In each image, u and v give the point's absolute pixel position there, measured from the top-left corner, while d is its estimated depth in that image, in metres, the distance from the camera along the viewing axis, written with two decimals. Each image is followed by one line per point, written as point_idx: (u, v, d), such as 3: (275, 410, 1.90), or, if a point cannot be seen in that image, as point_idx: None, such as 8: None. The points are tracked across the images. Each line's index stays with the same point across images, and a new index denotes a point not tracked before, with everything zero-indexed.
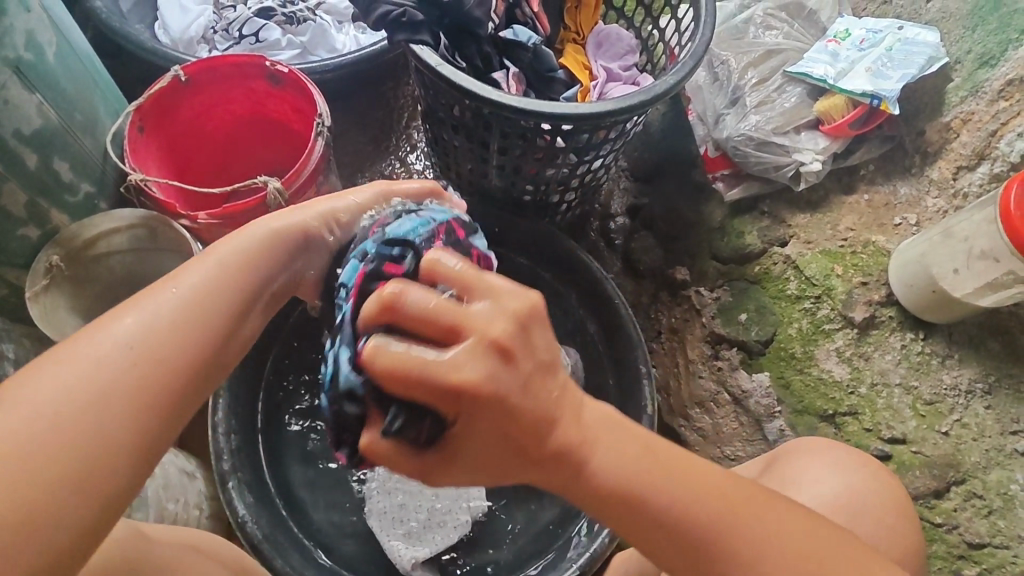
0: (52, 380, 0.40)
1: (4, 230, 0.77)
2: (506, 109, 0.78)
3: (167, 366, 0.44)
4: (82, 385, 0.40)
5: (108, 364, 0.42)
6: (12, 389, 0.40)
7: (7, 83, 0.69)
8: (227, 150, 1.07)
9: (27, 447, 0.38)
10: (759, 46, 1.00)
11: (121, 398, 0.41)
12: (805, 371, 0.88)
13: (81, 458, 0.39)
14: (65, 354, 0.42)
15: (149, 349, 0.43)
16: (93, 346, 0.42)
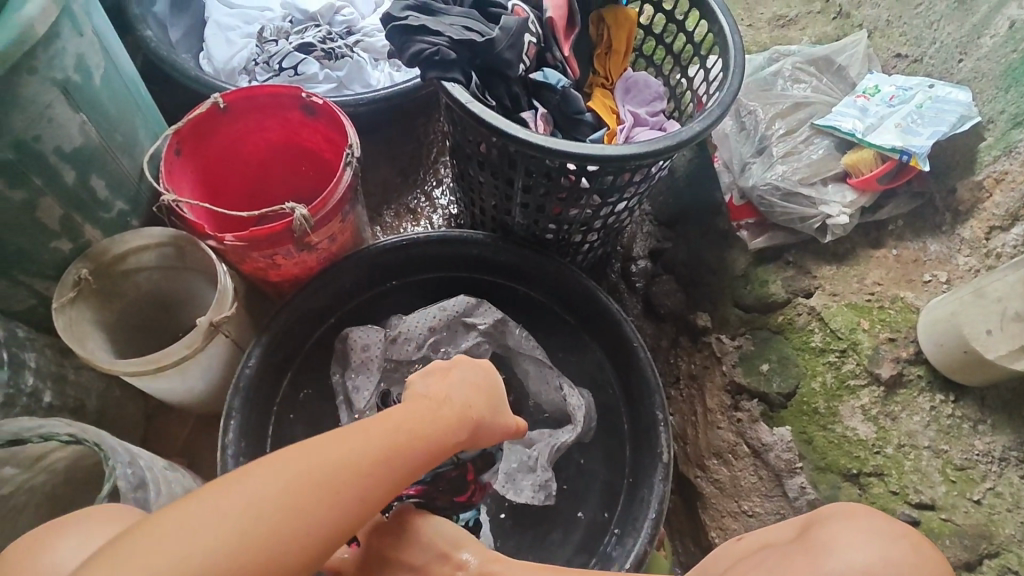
0: (269, 483, 0.49)
1: (37, 242, 0.78)
2: (533, 148, 0.79)
3: (334, 505, 0.50)
4: (289, 495, 0.48)
5: (300, 484, 0.49)
6: (243, 479, 0.49)
7: (54, 102, 0.70)
8: (261, 177, 1.10)
9: (235, 536, 0.46)
10: (787, 98, 1.00)
11: (314, 517, 0.49)
12: (829, 427, 0.85)
13: (267, 552, 0.47)
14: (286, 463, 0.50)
15: (343, 478, 0.51)
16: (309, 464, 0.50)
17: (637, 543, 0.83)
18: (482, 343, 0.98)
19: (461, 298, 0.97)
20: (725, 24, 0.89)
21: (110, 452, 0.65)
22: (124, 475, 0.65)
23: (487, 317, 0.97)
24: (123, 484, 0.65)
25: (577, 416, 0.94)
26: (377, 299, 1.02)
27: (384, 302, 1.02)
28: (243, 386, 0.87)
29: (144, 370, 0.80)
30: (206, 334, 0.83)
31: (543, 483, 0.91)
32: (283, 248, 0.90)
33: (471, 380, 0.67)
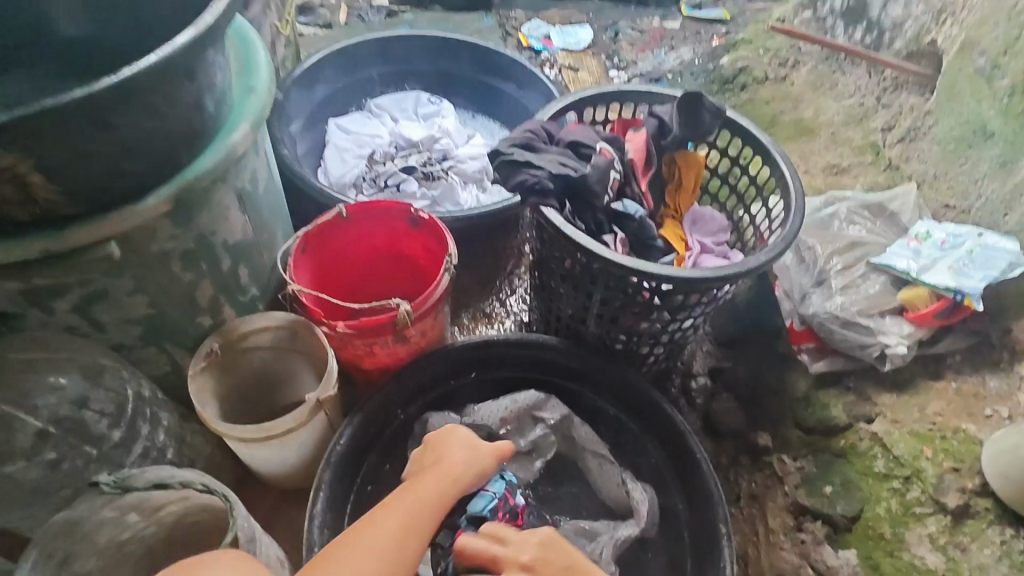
0: (353, 558, 0.65)
1: (187, 318, 0.91)
2: (615, 265, 0.90)
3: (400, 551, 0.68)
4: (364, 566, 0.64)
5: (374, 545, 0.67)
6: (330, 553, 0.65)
7: (232, 205, 0.85)
8: (362, 277, 1.25)
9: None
10: (843, 238, 1.10)
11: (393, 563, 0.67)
12: (897, 556, 0.86)
13: None
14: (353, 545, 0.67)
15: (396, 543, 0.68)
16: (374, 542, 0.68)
17: None
18: (549, 436, 1.04)
19: (532, 392, 1.05)
20: (786, 171, 1.02)
21: (235, 504, 0.73)
22: (241, 528, 0.72)
23: (556, 411, 1.04)
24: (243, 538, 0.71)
25: (640, 512, 0.98)
26: (456, 392, 1.11)
27: (461, 396, 1.11)
28: (332, 462, 0.95)
29: (256, 436, 0.90)
30: (311, 409, 0.93)
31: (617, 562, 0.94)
32: (383, 338, 1.02)
33: (455, 441, 0.87)
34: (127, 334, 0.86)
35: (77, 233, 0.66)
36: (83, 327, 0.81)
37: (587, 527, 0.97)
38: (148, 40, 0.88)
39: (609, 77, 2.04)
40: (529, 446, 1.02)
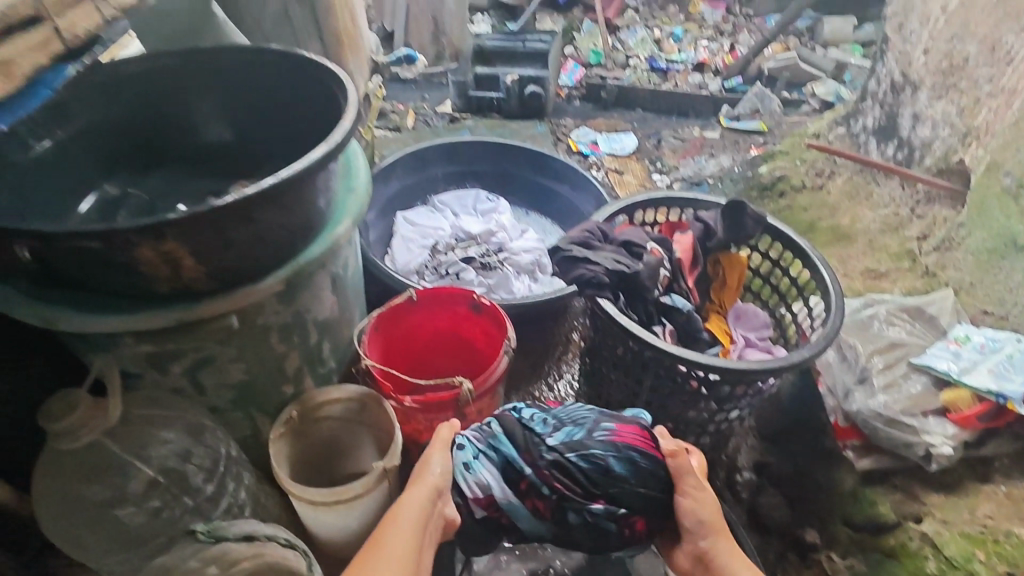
0: None
1: (275, 386, 1.01)
2: (666, 354, 0.97)
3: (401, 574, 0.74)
4: None
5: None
6: None
7: (326, 287, 0.97)
8: (423, 357, 1.34)
9: None
10: (883, 338, 1.15)
11: None
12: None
13: None
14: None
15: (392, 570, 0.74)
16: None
17: None
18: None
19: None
20: (826, 274, 1.09)
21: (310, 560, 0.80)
22: None
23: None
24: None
25: None
26: None
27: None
28: None
29: (328, 498, 0.97)
30: (377, 477, 1.00)
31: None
32: (444, 414, 1.09)
33: (429, 452, 0.91)
34: (223, 398, 0.96)
35: (209, 304, 0.78)
36: (188, 389, 0.91)
37: None
38: (280, 152, 1.01)
39: (653, 180, 2.19)
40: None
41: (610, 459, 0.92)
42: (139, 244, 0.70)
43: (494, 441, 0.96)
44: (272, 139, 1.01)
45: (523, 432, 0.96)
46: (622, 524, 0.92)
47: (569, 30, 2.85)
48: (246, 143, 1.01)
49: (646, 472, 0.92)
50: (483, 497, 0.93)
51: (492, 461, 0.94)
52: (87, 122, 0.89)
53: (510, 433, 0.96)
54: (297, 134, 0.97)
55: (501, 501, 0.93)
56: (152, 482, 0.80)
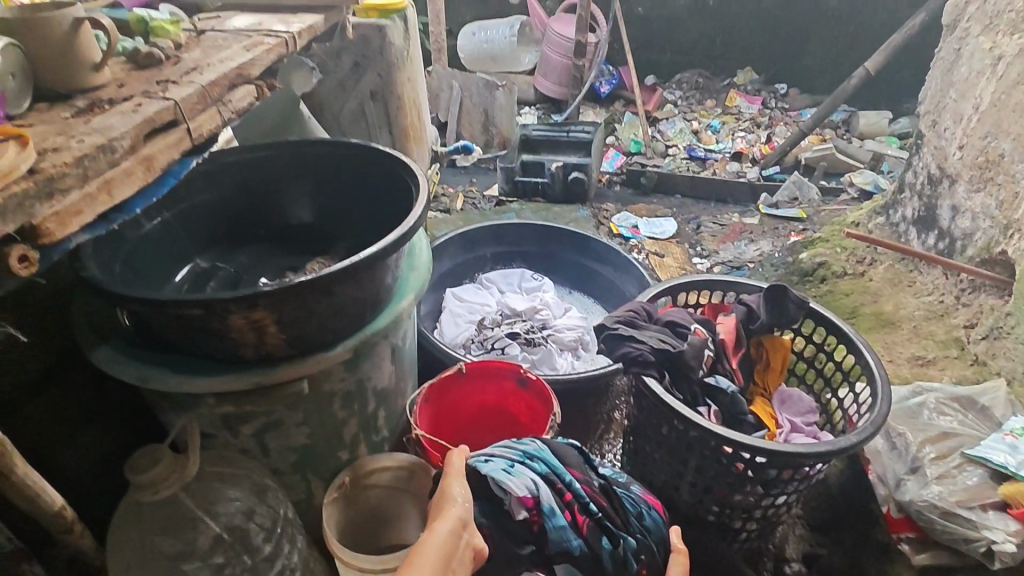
0: None
1: (331, 451, 1.06)
2: (711, 433, 0.99)
3: None
4: None
5: None
6: None
7: (387, 357, 1.04)
8: (469, 429, 1.38)
9: None
10: (934, 426, 1.13)
11: None
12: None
13: None
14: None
15: None
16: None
17: None
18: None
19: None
20: (871, 360, 1.10)
21: None
22: None
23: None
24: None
25: None
26: None
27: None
28: None
29: (378, 566, 0.98)
30: None
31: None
32: None
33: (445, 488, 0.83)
34: (284, 460, 1.01)
35: (284, 368, 0.86)
36: (253, 449, 0.96)
37: None
38: (360, 233, 1.11)
39: (693, 263, 2.25)
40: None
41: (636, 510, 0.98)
42: (233, 312, 0.78)
43: (542, 453, 0.96)
44: (352, 221, 1.12)
45: (572, 456, 0.99)
46: (638, 571, 0.93)
47: (611, 121, 3.02)
48: (323, 225, 1.13)
49: (659, 535, 0.97)
50: (530, 495, 0.89)
51: (538, 468, 0.94)
52: (188, 206, 1.01)
53: (559, 453, 0.98)
54: (376, 216, 1.08)
55: (548, 499, 0.90)
56: (218, 538, 0.85)
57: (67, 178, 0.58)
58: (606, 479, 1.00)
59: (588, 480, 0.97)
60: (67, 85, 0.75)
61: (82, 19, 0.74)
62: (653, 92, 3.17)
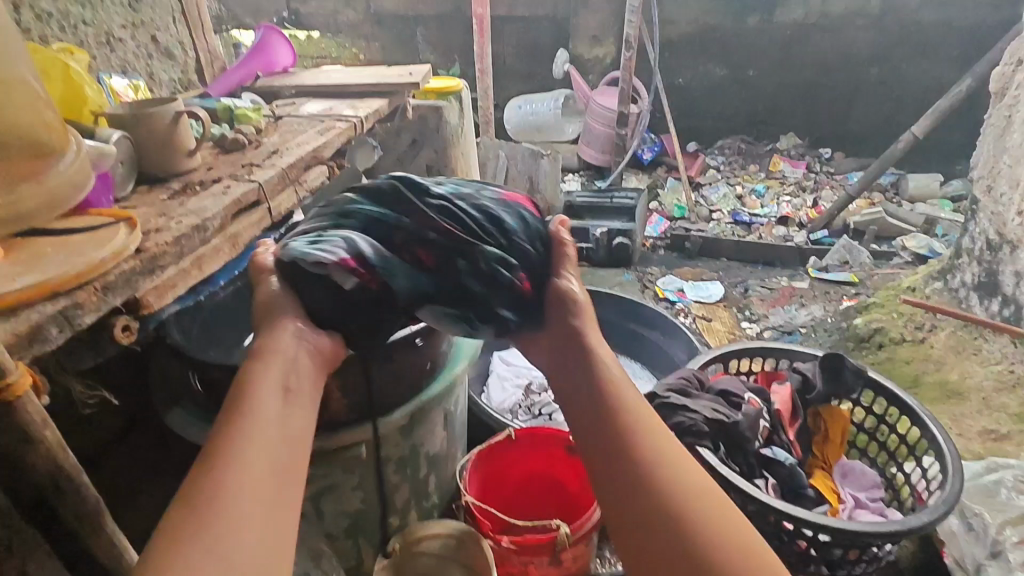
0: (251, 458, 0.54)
1: (383, 516, 1.07)
2: (771, 508, 0.96)
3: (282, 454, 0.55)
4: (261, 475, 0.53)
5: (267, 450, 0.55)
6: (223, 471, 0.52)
7: (439, 422, 1.06)
8: (517, 496, 1.36)
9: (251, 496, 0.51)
10: (1014, 507, 1.06)
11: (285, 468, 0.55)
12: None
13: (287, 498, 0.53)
14: (227, 469, 0.52)
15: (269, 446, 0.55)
16: (249, 449, 0.54)
17: None
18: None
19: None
20: (937, 433, 1.06)
21: None
22: None
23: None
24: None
25: None
26: None
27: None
28: None
29: None
30: None
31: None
32: (539, 558, 1.10)
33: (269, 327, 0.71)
34: (337, 524, 1.02)
35: (344, 433, 0.89)
36: (309, 513, 0.98)
37: None
38: None
39: (742, 327, 2.21)
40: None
41: (528, 226, 0.83)
42: None
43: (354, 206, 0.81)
44: None
45: (394, 190, 0.82)
46: (515, 277, 0.80)
47: (654, 186, 3.08)
48: None
49: (543, 235, 0.84)
50: (344, 257, 0.74)
51: (355, 222, 0.80)
52: None
53: (375, 193, 0.82)
54: None
55: (376, 253, 0.76)
56: None
57: (167, 256, 0.66)
58: (505, 209, 0.83)
59: (456, 227, 0.81)
60: (165, 170, 0.85)
61: (180, 112, 0.84)
62: (696, 158, 3.22)
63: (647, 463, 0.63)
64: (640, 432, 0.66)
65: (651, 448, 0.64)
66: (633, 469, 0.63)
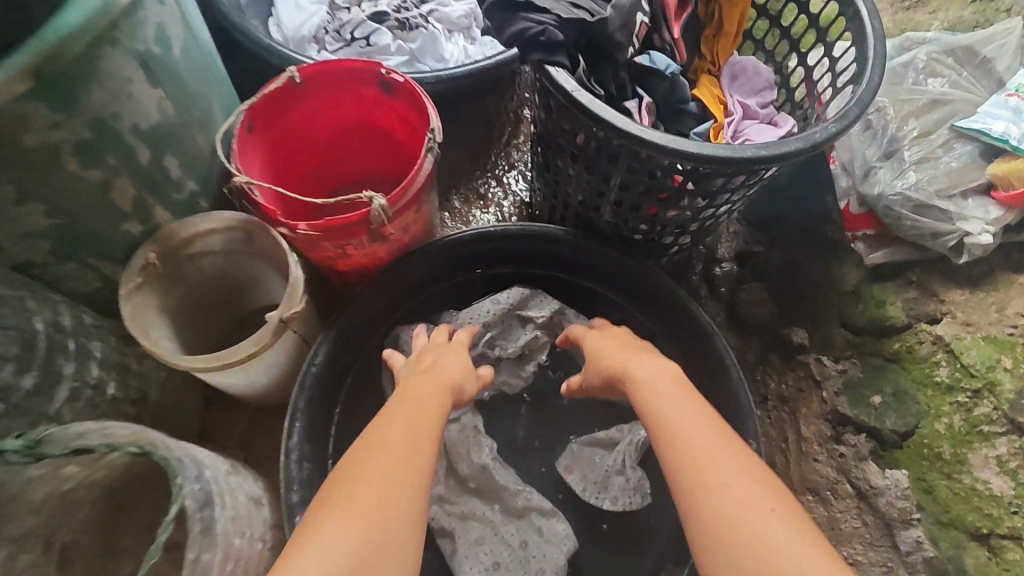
0: (373, 472, 0.58)
1: (109, 223, 0.73)
2: (642, 144, 0.69)
3: (416, 464, 0.60)
4: (381, 491, 0.56)
5: (390, 456, 0.59)
6: (343, 482, 0.58)
7: (133, 75, 0.65)
8: (331, 154, 1.03)
9: (350, 506, 0.55)
10: (921, 95, 0.85)
11: (380, 478, 0.57)
12: (988, 515, 0.74)
13: (419, 516, 0.57)
14: (335, 503, 0.56)
15: (385, 452, 0.60)
16: (357, 484, 0.57)
17: None
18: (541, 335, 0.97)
19: (516, 289, 0.96)
20: (863, 7, 0.76)
21: (177, 466, 0.61)
22: (191, 494, 0.61)
23: (544, 307, 0.96)
24: (190, 504, 0.61)
25: None
26: (427, 297, 1.00)
27: (441, 306, 1.01)
28: (307, 386, 0.85)
29: (213, 366, 0.76)
30: (274, 331, 0.78)
31: (537, 507, 0.87)
32: (357, 238, 0.85)
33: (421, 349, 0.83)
34: (31, 250, 0.69)
35: None
36: None
37: (602, 438, 0.92)
38: None
39: None
40: (517, 351, 0.96)
41: None
42: None
43: None
44: None
45: None
46: None
47: None
48: None
49: None
50: None
51: None
52: None
53: None
54: None
55: None
56: None
57: None
58: None
59: None
60: None
61: None
62: None
63: (712, 481, 0.56)
64: (679, 409, 0.62)
65: (704, 442, 0.59)
66: (687, 462, 0.58)
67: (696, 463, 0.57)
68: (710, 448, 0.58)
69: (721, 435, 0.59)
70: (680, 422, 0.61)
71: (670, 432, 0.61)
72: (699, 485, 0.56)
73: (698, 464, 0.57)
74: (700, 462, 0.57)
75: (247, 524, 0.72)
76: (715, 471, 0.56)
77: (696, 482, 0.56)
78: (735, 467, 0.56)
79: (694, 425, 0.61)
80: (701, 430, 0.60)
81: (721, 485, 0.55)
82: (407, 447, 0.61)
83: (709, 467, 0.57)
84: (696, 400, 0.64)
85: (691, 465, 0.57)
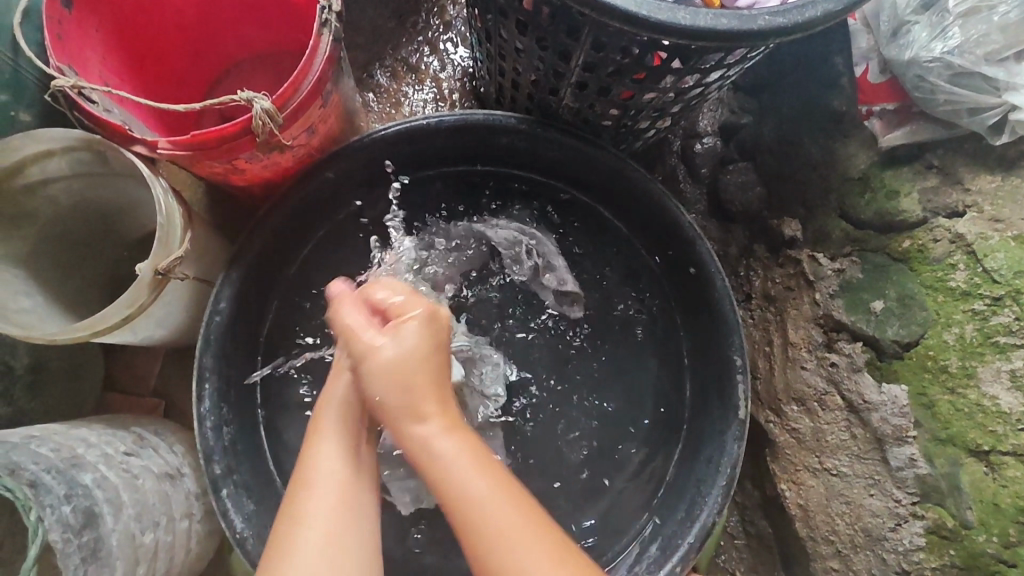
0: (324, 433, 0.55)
1: None
2: (610, 17, 0.50)
3: (347, 404, 0.55)
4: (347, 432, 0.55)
5: (333, 408, 0.55)
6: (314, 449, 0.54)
7: None
8: (204, 29, 0.78)
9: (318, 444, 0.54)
10: None
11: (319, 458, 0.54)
12: (993, 432, 0.66)
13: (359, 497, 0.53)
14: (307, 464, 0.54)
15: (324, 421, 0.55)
16: (320, 459, 0.53)
17: (713, 488, 0.74)
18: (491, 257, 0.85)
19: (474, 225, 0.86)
20: None
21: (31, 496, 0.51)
22: (57, 522, 0.52)
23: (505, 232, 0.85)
24: (58, 531, 0.52)
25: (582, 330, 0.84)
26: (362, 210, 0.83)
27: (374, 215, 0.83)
28: (214, 341, 0.70)
29: (79, 338, 0.60)
30: (153, 284, 0.62)
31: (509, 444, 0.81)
32: (244, 153, 0.65)
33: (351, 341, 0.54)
34: None
35: None
36: None
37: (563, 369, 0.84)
38: None
39: None
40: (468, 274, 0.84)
41: None
42: None
43: None
44: None
45: None
46: None
47: None
48: None
49: None
50: None
51: None
52: None
53: None
54: None
55: None
56: None
57: None
58: None
59: None
60: None
61: None
62: None
63: (475, 501, 0.48)
64: (477, 483, 0.49)
65: (493, 506, 0.48)
66: (479, 509, 0.48)
67: (471, 506, 0.49)
68: (491, 497, 0.49)
69: (505, 487, 0.50)
70: (455, 462, 0.50)
71: (426, 458, 0.50)
72: (464, 514, 0.49)
73: (473, 510, 0.48)
74: (468, 491, 0.49)
75: (156, 516, 0.62)
76: (495, 524, 0.48)
77: (463, 513, 0.49)
78: (520, 506, 0.49)
79: (437, 439, 0.51)
80: (497, 496, 0.49)
81: (486, 510, 0.48)
82: (345, 408, 0.55)
83: (485, 494, 0.49)
84: (462, 432, 0.52)
85: (462, 502, 0.49)
